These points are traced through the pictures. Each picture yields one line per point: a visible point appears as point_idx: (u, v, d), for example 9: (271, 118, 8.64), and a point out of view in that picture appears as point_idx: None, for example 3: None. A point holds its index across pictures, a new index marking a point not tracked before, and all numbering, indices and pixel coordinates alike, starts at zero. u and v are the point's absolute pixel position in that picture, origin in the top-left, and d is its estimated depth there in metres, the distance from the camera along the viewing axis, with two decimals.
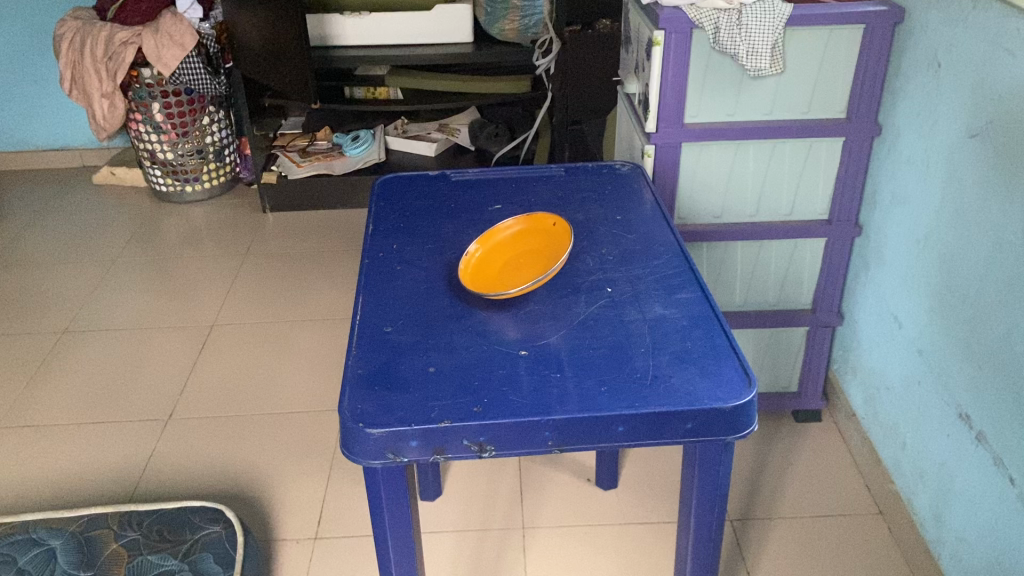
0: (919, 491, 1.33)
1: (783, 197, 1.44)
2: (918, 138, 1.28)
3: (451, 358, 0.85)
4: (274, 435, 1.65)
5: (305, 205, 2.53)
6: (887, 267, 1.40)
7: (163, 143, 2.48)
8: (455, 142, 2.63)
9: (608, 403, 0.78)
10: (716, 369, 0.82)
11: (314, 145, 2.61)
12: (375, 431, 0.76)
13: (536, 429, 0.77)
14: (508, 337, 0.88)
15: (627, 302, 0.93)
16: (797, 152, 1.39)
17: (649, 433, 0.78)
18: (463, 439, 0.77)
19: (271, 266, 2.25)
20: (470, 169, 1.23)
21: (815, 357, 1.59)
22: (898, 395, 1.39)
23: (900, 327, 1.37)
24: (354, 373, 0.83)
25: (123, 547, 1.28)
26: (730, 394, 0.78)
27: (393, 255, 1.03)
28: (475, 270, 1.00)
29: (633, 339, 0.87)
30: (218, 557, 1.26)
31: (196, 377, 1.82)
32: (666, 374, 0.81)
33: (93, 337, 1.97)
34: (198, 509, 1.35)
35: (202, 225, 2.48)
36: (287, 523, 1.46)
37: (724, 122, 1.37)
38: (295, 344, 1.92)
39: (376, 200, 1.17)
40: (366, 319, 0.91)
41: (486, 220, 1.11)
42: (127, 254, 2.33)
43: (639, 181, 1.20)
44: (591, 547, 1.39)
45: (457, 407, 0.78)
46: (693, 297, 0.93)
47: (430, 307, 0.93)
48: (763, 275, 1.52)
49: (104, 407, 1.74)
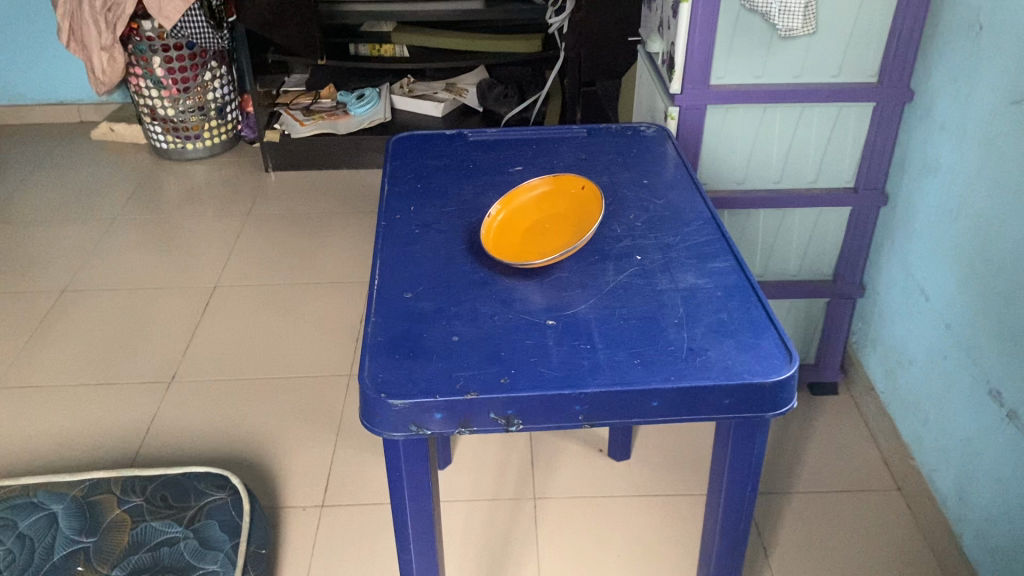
0: (943, 468, 1.30)
1: (809, 164, 1.39)
2: (956, 104, 1.23)
3: (475, 326, 0.81)
4: (282, 400, 1.62)
5: (308, 164, 2.48)
6: (915, 238, 1.36)
7: (164, 99, 2.41)
8: (462, 102, 2.57)
9: (642, 376, 0.74)
10: (754, 342, 0.78)
11: (317, 103, 2.54)
12: (397, 402, 0.72)
13: (567, 403, 0.73)
14: (533, 305, 0.84)
15: (657, 271, 0.89)
16: (826, 116, 1.34)
17: (685, 408, 0.75)
18: (490, 412, 0.73)
19: (276, 226, 2.20)
20: (488, 129, 1.19)
21: (835, 327, 1.55)
22: (922, 369, 1.35)
23: (927, 301, 1.33)
24: (374, 341, 0.79)
25: (127, 513, 1.25)
26: (769, 370, 0.74)
27: (410, 217, 0.98)
28: (497, 235, 0.94)
29: (666, 310, 0.82)
30: (224, 525, 1.23)
31: (199, 339, 1.79)
32: (702, 347, 0.77)
33: (93, 297, 1.92)
34: (203, 475, 1.31)
35: (203, 184, 2.43)
36: (293, 490, 1.43)
37: (751, 84, 1.32)
38: (301, 306, 1.88)
39: (391, 158, 1.12)
40: (385, 284, 0.87)
41: (507, 182, 1.06)
42: (126, 212, 2.28)
43: (664, 144, 1.16)
44: (604, 520, 1.36)
45: (483, 378, 0.74)
46: (727, 266, 0.89)
47: (453, 272, 0.89)
48: (785, 243, 1.48)
49: (105, 368, 1.70)
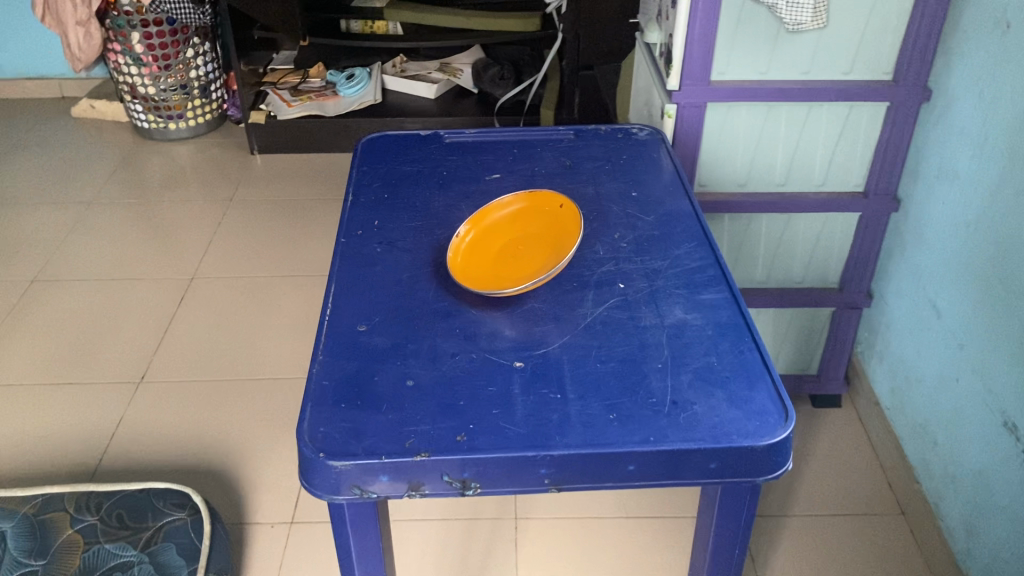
0: (950, 497, 1.22)
1: (817, 166, 1.30)
2: (977, 108, 1.13)
3: (434, 368, 0.72)
4: (255, 404, 1.54)
5: (297, 147, 2.37)
6: (927, 249, 1.26)
7: (144, 77, 2.31)
8: (456, 83, 2.47)
9: (618, 436, 0.65)
10: (747, 395, 0.69)
11: (306, 83, 2.44)
12: (337, 464, 0.63)
13: (531, 465, 0.65)
14: (501, 342, 0.75)
15: (642, 302, 0.79)
16: (835, 116, 1.24)
17: (666, 472, 0.66)
18: (443, 475, 0.65)
19: (259, 213, 2.11)
20: (467, 130, 1.09)
21: (840, 338, 1.46)
22: (931, 389, 1.27)
23: (939, 318, 1.24)
24: (318, 386, 0.70)
25: (79, 533, 1.17)
26: (761, 431, 0.66)
27: (372, 234, 0.89)
28: (465, 257, 0.85)
29: (649, 352, 0.74)
30: (181, 549, 1.16)
31: (172, 335, 1.70)
32: (687, 400, 0.68)
33: (65, 288, 1.84)
34: (163, 493, 1.23)
35: (186, 165, 2.33)
36: (261, 505, 1.35)
37: (755, 81, 1.21)
38: (279, 301, 1.80)
39: (357, 162, 1.03)
40: (336, 315, 0.78)
41: (482, 192, 0.97)
42: (104, 196, 2.19)
43: (658, 149, 1.06)
44: (588, 544, 1.28)
45: (437, 434, 0.66)
46: (719, 298, 0.80)
47: (414, 301, 0.80)
48: (788, 248, 1.39)
49: (73, 365, 1.63)
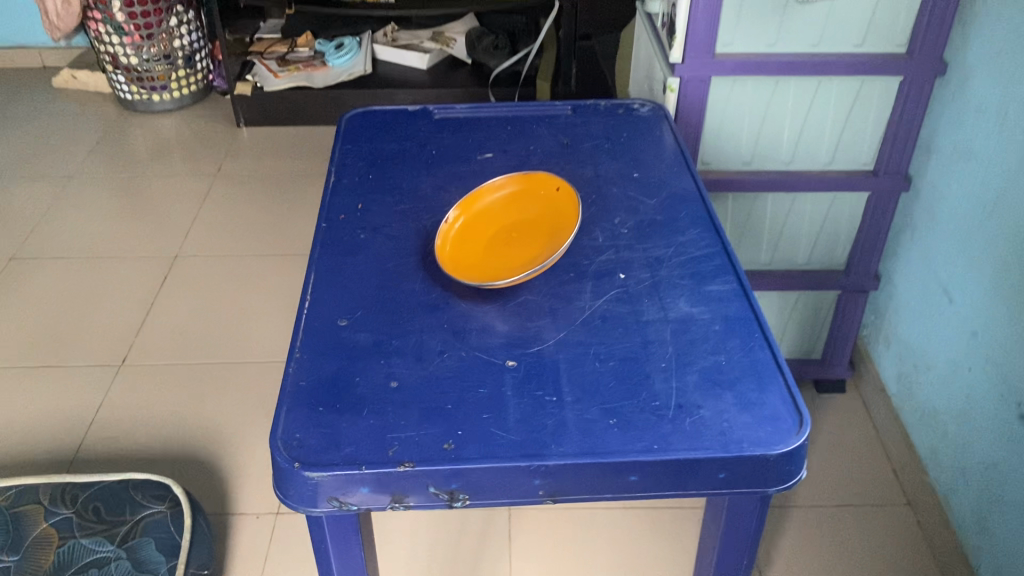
0: (960, 489, 1.17)
1: (824, 144, 1.24)
2: (997, 83, 1.07)
3: (419, 368, 0.67)
4: (241, 389, 1.48)
5: (284, 119, 2.29)
6: (940, 231, 1.21)
7: (127, 47, 2.24)
8: (449, 53, 2.39)
9: (618, 443, 0.60)
10: (758, 398, 0.64)
11: (294, 53, 2.36)
12: (313, 475, 0.58)
13: (524, 475, 0.59)
14: (493, 339, 0.70)
15: (644, 294, 0.74)
16: (845, 91, 1.18)
17: (671, 483, 0.61)
18: (428, 487, 0.59)
19: (246, 188, 2.05)
20: (457, 105, 1.03)
21: (846, 322, 1.41)
22: (941, 377, 1.22)
23: (951, 304, 1.19)
24: (294, 388, 0.65)
25: (54, 527, 1.12)
26: (774, 438, 0.60)
27: (356, 218, 0.84)
28: (454, 245, 0.79)
29: (652, 350, 0.68)
30: (161, 543, 1.11)
31: (155, 316, 1.65)
32: (695, 403, 0.63)
33: (44, 266, 1.78)
34: (142, 484, 1.19)
35: (170, 138, 2.26)
36: (246, 494, 1.31)
37: (762, 54, 1.15)
38: (265, 281, 1.74)
39: (341, 141, 0.97)
40: (315, 309, 0.72)
41: (473, 173, 0.91)
42: (85, 170, 2.12)
43: (660, 126, 1.00)
44: (584, 535, 1.24)
45: (422, 442, 0.60)
46: (727, 291, 0.74)
47: (399, 293, 0.74)
48: (794, 229, 1.33)
49: (51, 348, 1.57)
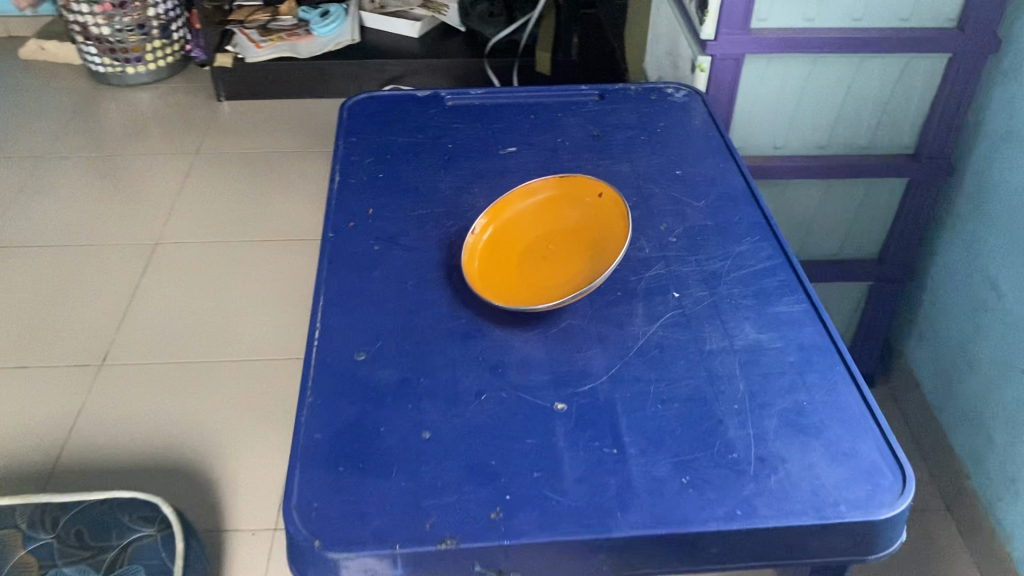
0: (1008, 498, 1.10)
1: (863, 126, 1.14)
2: None
3: (455, 413, 0.57)
4: (232, 390, 1.39)
5: (268, 93, 2.17)
6: (987, 221, 1.12)
7: (97, 16, 2.10)
8: (441, 21, 2.27)
9: (695, 509, 0.51)
10: (850, 448, 0.55)
11: (277, 21, 2.24)
12: (338, 555, 0.49)
13: (586, 549, 0.51)
14: (536, 376, 0.60)
15: (704, 317, 0.65)
16: (888, 69, 1.08)
17: (755, 553, 0.52)
18: (474, 565, 0.50)
19: (230, 168, 1.93)
20: (472, 90, 0.92)
21: (877, 313, 1.33)
22: (985, 377, 1.14)
23: (1000, 300, 1.10)
24: (309, 442, 0.55)
25: (33, 555, 1.02)
26: (875, 500, 0.52)
27: (368, 227, 0.73)
28: (483, 262, 0.70)
29: (721, 387, 0.59)
30: (152, 572, 1.02)
31: (137, 309, 1.54)
32: (778, 457, 0.54)
33: (15, 256, 1.67)
34: (129, 504, 1.09)
35: (147, 113, 2.13)
36: (241, 509, 1.22)
37: (801, 29, 1.04)
38: (253, 269, 1.63)
39: (344, 132, 0.87)
40: (328, 340, 0.63)
41: (495, 171, 0.81)
42: (57, 149, 1.99)
43: (699, 113, 0.90)
44: None
45: (465, 510, 0.51)
46: (798, 311, 0.65)
47: (423, 320, 0.64)
48: (825, 216, 1.24)
49: (25, 347, 1.46)
